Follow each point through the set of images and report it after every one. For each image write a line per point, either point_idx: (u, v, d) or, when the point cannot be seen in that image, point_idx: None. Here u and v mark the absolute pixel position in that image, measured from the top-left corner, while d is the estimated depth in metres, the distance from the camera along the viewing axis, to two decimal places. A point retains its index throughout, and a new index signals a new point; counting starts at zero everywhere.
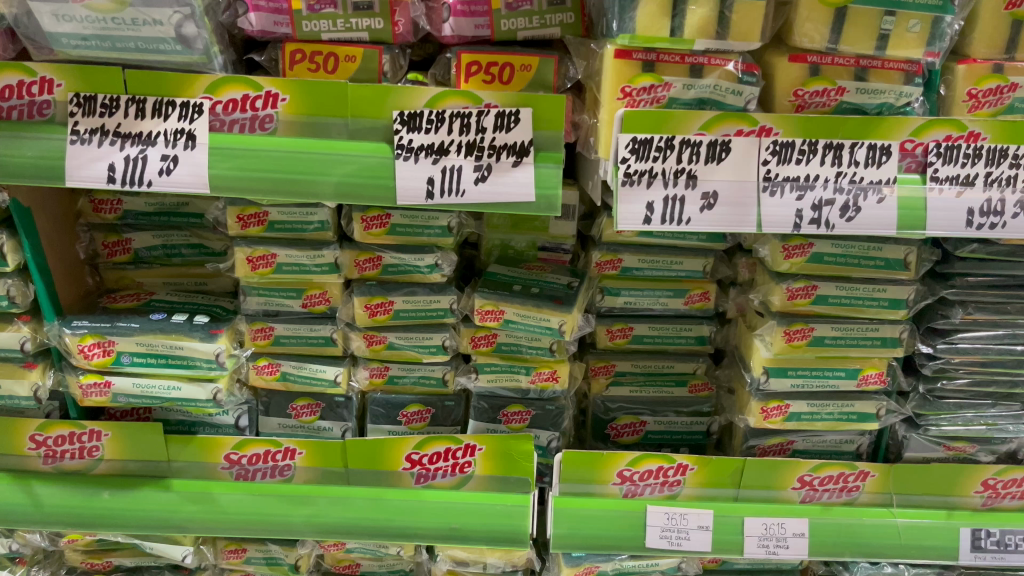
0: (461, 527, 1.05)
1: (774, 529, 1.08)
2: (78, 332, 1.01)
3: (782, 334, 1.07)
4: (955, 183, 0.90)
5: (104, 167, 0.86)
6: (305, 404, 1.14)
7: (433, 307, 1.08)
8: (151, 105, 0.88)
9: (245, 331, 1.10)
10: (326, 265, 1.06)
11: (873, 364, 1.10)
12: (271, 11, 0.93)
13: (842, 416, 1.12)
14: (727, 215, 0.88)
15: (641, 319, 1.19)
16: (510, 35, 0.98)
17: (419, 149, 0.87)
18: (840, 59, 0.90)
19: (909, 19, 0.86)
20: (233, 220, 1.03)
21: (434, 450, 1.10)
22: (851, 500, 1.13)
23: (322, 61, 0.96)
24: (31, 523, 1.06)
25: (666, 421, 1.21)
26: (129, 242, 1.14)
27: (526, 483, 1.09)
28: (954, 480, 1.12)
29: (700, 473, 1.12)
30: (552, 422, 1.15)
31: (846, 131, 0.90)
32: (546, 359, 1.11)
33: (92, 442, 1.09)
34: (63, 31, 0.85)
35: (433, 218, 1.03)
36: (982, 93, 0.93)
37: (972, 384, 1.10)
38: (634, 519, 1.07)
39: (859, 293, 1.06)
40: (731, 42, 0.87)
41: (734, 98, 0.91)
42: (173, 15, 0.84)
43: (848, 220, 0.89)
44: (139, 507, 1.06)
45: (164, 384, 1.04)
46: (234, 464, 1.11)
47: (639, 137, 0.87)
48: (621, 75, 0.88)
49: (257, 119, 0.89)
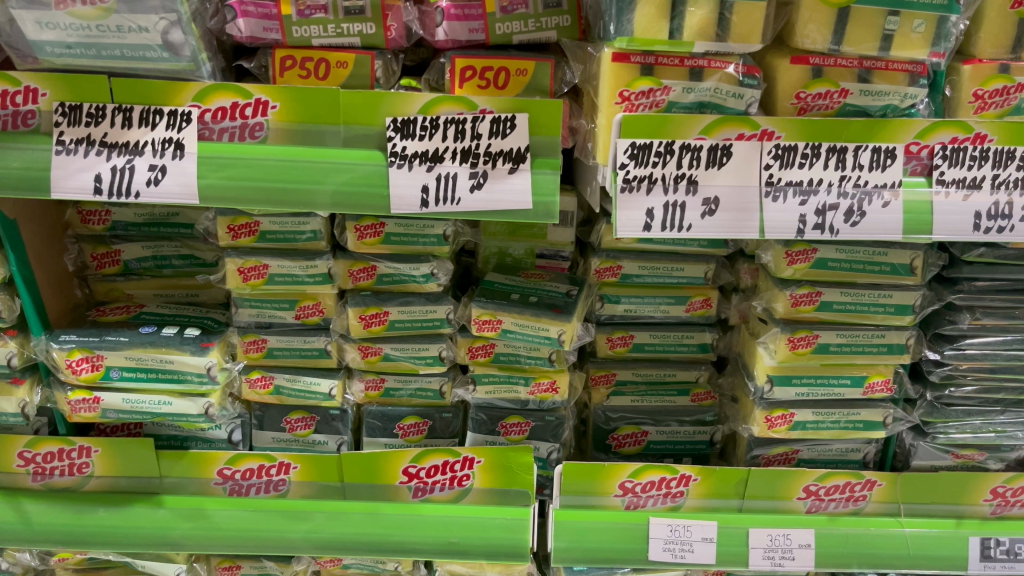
0: (460, 542, 1.03)
1: (779, 540, 1.06)
2: (65, 347, 0.99)
3: (786, 342, 1.04)
4: (962, 186, 0.88)
5: (91, 178, 0.84)
6: (299, 417, 1.11)
7: (430, 317, 1.06)
8: (138, 114, 0.86)
9: (237, 343, 1.07)
10: (319, 276, 1.04)
11: (879, 372, 1.07)
12: (260, 16, 0.90)
13: (847, 424, 1.10)
14: (729, 221, 0.86)
15: (641, 328, 1.17)
16: (506, 40, 0.95)
17: (412, 156, 0.85)
18: (843, 60, 0.88)
19: (913, 19, 0.84)
20: (223, 230, 1.01)
21: (432, 463, 1.08)
22: (857, 510, 1.11)
23: (313, 68, 0.93)
24: (20, 542, 1.03)
25: (669, 431, 1.19)
26: (118, 253, 1.12)
27: (527, 496, 1.07)
28: (963, 488, 1.09)
29: (704, 483, 1.09)
30: (553, 433, 1.12)
31: (851, 133, 0.87)
32: (545, 369, 1.08)
33: (81, 459, 1.06)
34: (47, 39, 0.83)
35: (429, 226, 1.01)
36: (988, 93, 0.91)
37: (980, 391, 1.08)
38: (636, 531, 1.05)
39: (864, 299, 1.03)
40: (731, 44, 0.84)
41: (735, 101, 0.88)
42: (159, 21, 0.82)
43: (853, 225, 0.87)
44: (132, 525, 1.04)
45: (155, 400, 1.01)
46: (227, 480, 1.08)
47: (638, 141, 0.85)
48: (620, 78, 0.86)
49: (247, 127, 0.87)
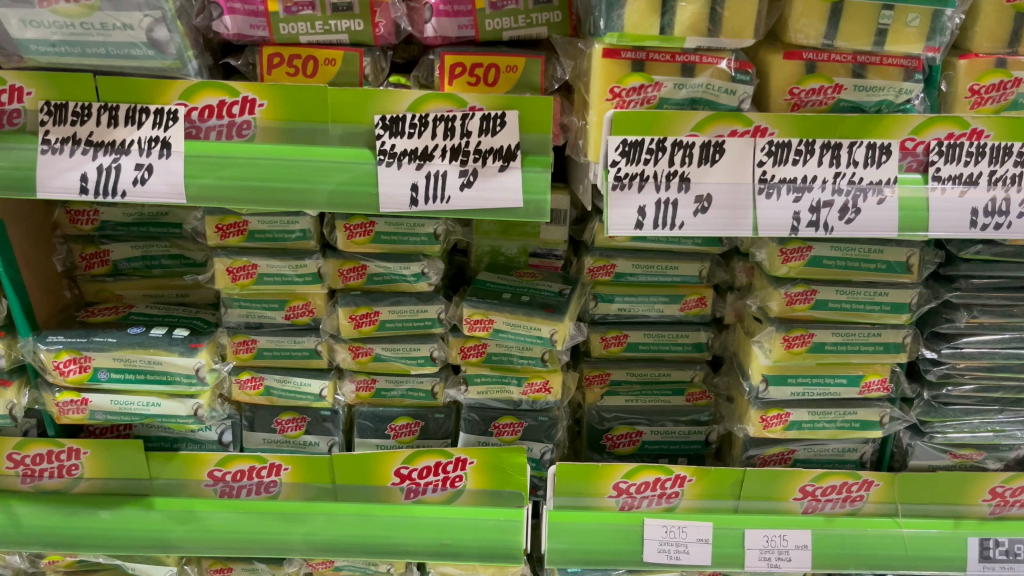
0: (453, 543, 1.02)
1: (775, 541, 1.04)
2: (53, 348, 0.98)
3: (781, 341, 1.03)
4: (958, 182, 0.87)
5: (77, 177, 0.83)
6: (290, 418, 1.10)
7: (421, 316, 1.05)
8: (124, 113, 0.85)
9: (226, 344, 1.07)
10: (309, 275, 1.03)
11: (876, 371, 1.06)
12: (247, 13, 0.89)
13: (844, 424, 1.09)
14: (722, 219, 0.85)
15: (636, 327, 1.16)
16: (496, 36, 0.95)
17: (402, 154, 0.84)
18: (837, 55, 0.87)
19: (907, 13, 0.83)
20: (212, 229, 1.00)
21: (423, 464, 1.07)
22: (854, 510, 1.10)
23: (301, 65, 0.93)
24: (11, 544, 1.03)
25: (663, 431, 1.18)
26: (106, 254, 1.11)
27: (520, 497, 1.06)
28: (961, 488, 1.08)
29: (698, 484, 1.08)
30: (547, 434, 1.11)
31: (844, 129, 0.86)
32: (538, 369, 1.07)
33: (71, 461, 1.06)
34: (30, 37, 0.82)
35: (419, 225, 1.00)
36: (985, 89, 0.90)
37: (979, 390, 1.07)
38: (631, 532, 1.04)
39: (860, 297, 1.02)
40: (723, 40, 0.83)
41: (727, 97, 0.87)
42: (143, 19, 0.81)
43: (847, 222, 0.86)
44: (122, 527, 1.03)
45: (143, 401, 1.00)
46: (218, 481, 1.08)
47: (629, 139, 0.84)
48: (610, 74, 0.85)
49: (234, 125, 0.86)
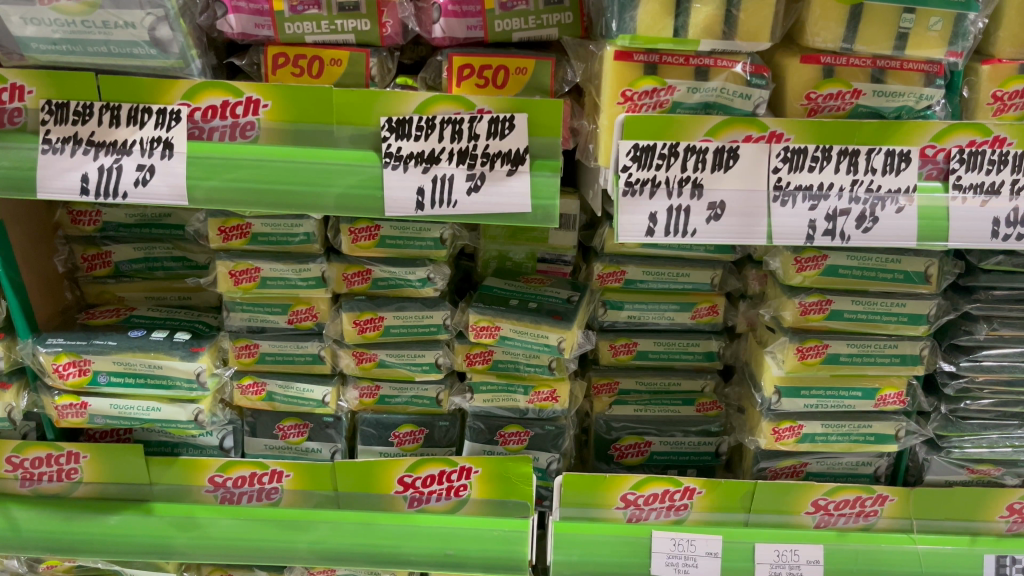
0: (456, 553, 0.99)
1: (787, 556, 1.01)
2: (52, 350, 0.97)
3: (794, 351, 1.01)
4: (979, 191, 0.84)
5: (77, 178, 0.81)
6: (292, 424, 1.09)
7: (426, 322, 1.03)
8: (126, 113, 0.83)
9: (228, 348, 1.05)
10: (313, 279, 1.01)
11: (891, 384, 1.04)
12: (252, 12, 0.88)
13: (858, 437, 1.06)
14: (735, 226, 0.82)
15: (645, 335, 1.13)
16: (505, 37, 0.93)
17: (408, 157, 0.82)
18: (855, 60, 0.84)
19: (929, 17, 0.80)
20: (215, 232, 0.99)
21: (427, 472, 1.05)
22: (868, 525, 1.07)
23: (306, 66, 0.91)
24: (8, 548, 1.01)
25: (672, 441, 1.15)
26: (108, 254, 1.09)
27: (525, 508, 1.04)
28: (978, 504, 1.06)
29: (709, 496, 1.06)
30: (553, 443, 1.09)
31: (863, 136, 0.84)
32: (545, 378, 1.05)
33: (70, 465, 1.05)
34: (31, 35, 0.81)
35: (425, 230, 0.98)
36: (1008, 95, 0.87)
37: (997, 405, 1.04)
38: (639, 545, 1.01)
39: (876, 308, 1.00)
40: (738, 42, 0.81)
41: (742, 102, 0.85)
42: (146, 17, 0.79)
43: (865, 231, 0.83)
44: (120, 533, 1.01)
45: (143, 405, 0.99)
46: (218, 487, 1.06)
47: (641, 143, 0.82)
48: (622, 77, 0.83)
49: (237, 127, 0.84)
